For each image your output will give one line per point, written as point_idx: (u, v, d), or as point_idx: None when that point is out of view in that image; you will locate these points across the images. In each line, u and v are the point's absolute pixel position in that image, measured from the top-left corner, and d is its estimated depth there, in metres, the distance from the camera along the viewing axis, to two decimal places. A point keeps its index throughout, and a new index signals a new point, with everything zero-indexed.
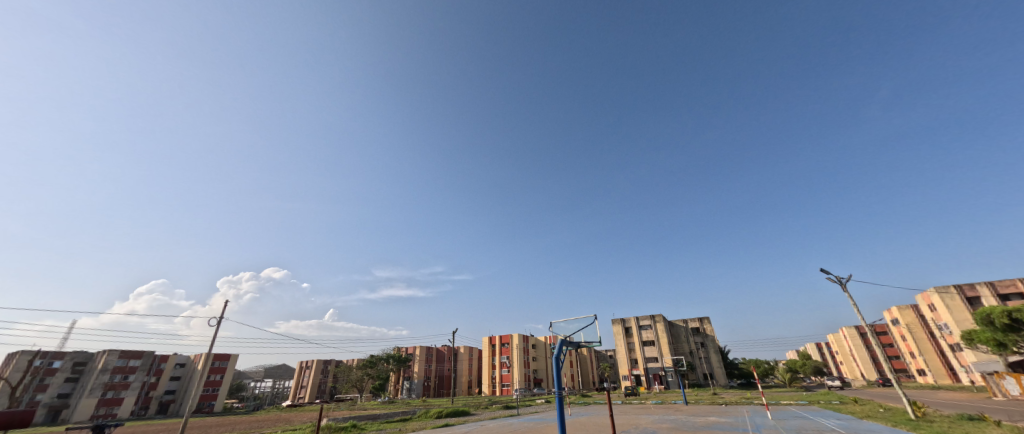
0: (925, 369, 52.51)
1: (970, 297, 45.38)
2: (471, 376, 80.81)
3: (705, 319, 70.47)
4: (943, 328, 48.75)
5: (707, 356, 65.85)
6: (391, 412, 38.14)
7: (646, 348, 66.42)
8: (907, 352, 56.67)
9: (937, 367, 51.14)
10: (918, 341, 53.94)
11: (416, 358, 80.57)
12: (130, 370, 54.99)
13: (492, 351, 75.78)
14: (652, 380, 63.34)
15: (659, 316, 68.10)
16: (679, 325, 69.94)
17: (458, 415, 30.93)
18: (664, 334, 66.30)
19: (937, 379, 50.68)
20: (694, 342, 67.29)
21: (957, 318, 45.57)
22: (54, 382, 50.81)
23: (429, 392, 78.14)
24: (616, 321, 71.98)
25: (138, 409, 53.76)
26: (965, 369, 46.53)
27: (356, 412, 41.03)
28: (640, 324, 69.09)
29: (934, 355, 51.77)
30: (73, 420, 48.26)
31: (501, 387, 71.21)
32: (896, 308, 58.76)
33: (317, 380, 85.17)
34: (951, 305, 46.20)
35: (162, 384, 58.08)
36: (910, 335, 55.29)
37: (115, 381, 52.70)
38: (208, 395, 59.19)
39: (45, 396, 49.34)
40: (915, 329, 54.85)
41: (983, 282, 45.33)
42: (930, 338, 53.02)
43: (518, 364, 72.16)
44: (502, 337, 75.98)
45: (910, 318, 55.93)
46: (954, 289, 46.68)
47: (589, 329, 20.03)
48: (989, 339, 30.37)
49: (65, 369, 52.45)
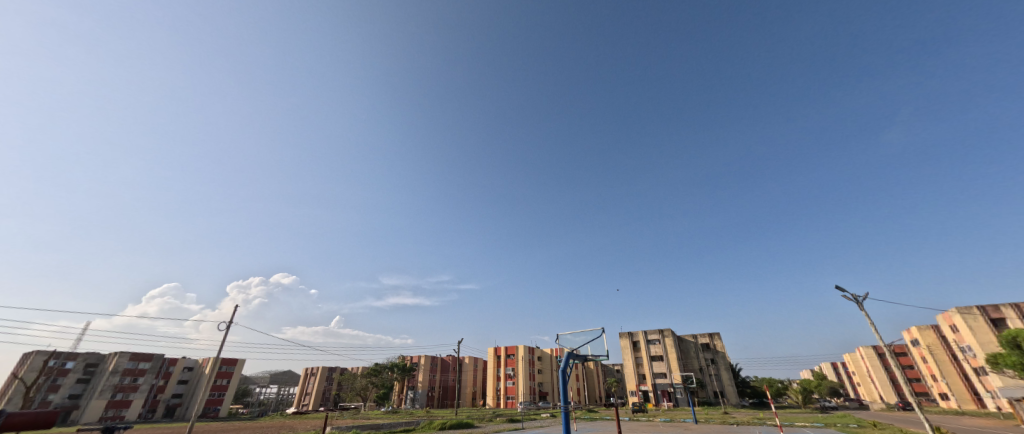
0: (948, 393, 50.37)
1: (994, 319, 43.79)
2: (475, 387, 79.89)
3: (715, 335, 68.58)
4: (966, 351, 47.05)
5: (717, 373, 64.18)
6: (394, 422, 37.24)
7: (655, 364, 65.12)
8: (929, 375, 54.53)
9: (960, 391, 49.04)
10: (940, 363, 51.94)
11: (421, 368, 79.62)
12: (139, 372, 55.46)
13: (498, 362, 74.90)
14: (661, 397, 61.83)
15: (668, 331, 67.07)
16: (689, 340, 68.46)
17: (463, 427, 30.41)
18: (672, 350, 65.04)
19: (962, 404, 48.42)
20: (703, 358, 65.87)
21: (982, 340, 43.88)
22: (66, 383, 51.57)
23: (433, 403, 77.08)
24: (623, 335, 71.00)
25: (145, 412, 54.10)
26: (989, 395, 44.67)
27: (361, 421, 40.98)
28: (648, 338, 68.03)
29: (957, 378, 49.65)
30: (82, 421, 48.77)
31: (506, 400, 70.19)
32: (916, 329, 56.90)
33: (322, 387, 85.10)
34: (974, 327, 44.61)
35: (170, 387, 58.49)
36: (932, 357, 53.30)
37: (124, 383, 53.30)
38: (214, 399, 59.13)
39: (56, 396, 50.21)
40: (936, 350, 52.89)
41: (1007, 304, 43.81)
42: (953, 361, 51.02)
43: (523, 375, 71.33)
44: (508, 348, 75.29)
45: (931, 339, 54.08)
46: (977, 310, 45.10)
47: (596, 342, 19.76)
48: (1016, 363, 29.00)
49: (77, 370, 53.16)
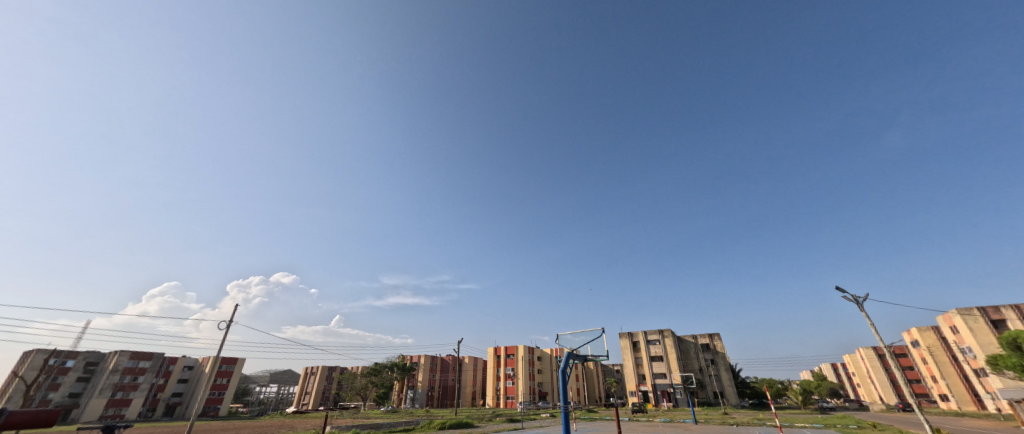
0: (948, 395, 50.30)
1: (995, 320, 43.77)
2: (475, 387, 79.93)
3: (715, 335, 68.56)
4: (966, 352, 47.03)
5: (717, 374, 64.18)
6: (393, 421, 37.27)
7: (655, 364, 65.10)
8: (929, 377, 54.47)
9: (961, 393, 48.99)
10: (939, 365, 51.94)
11: (421, 367, 79.63)
12: (139, 371, 55.52)
13: (498, 362, 74.93)
14: (661, 397, 61.81)
15: (668, 331, 67.08)
16: (689, 341, 68.46)
17: (463, 427, 30.38)
18: (672, 350, 65.03)
19: (962, 405, 48.38)
20: (703, 359, 65.84)
21: (982, 341, 43.83)
22: (66, 381, 51.59)
23: (433, 403, 77.10)
24: (623, 335, 70.98)
25: (145, 411, 54.12)
26: (989, 396, 44.65)
27: (361, 420, 40.89)
28: (648, 338, 68.01)
29: (957, 380, 49.62)
30: (82, 419, 48.80)
31: (506, 400, 70.22)
32: (917, 330, 56.86)
33: (321, 386, 85.13)
34: (975, 328, 44.51)
35: (170, 386, 58.53)
36: (932, 358, 53.27)
37: (124, 382, 53.34)
38: (214, 398, 59.18)
39: (57, 394, 50.24)
40: (937, 352, 52.80)
41: (1008, 305, 43.77)
42: (953, 362, 51.03)
43: (523, 375, 71.32)
44: (508, 348, 75.32)
45: (932, 340, 54.03)
46: (977, 311, 45.05)
47: (596, 343, 19.74)
48: (1015, 364, 29.01)
49: (77, 369, 53.19)
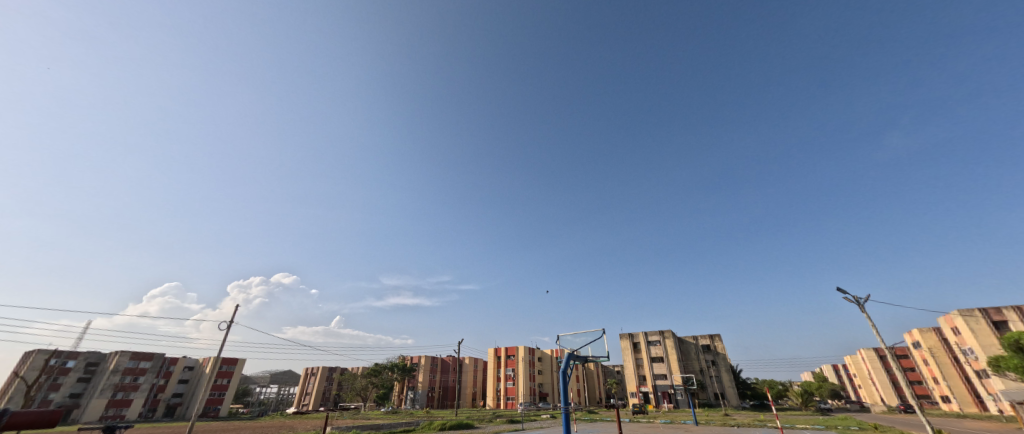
0: (950, 397, 50.16)
1: (997, 321, 43.68)
2: (475, 388, 79.87)
3: (716, 336, 68.42)
4: (968, 353, 46.94)
5: (718, 375, 64.07)
6: (394, 422, 37.41)
7: (655, 365, 65.00)
8: (931, 378, 54.31)
9: (962, 394, 48.89)
10: (941, 366, 51.83)
11: (422, 368, 79.64)
12: (140, 371, 55.59)
13: (498, 363, 74.84)
14: (661, 398, 61.75)
15: (668, 332, 66.96)
16: (690, 342, 68.36)
17: (463, 427, 30.34)
18: (673, 351, 64.92)
19: (963, 407, 48.24)
20: (704, 360, 65.76)
21: (984, 343, 43.75)
22: (67, 382, 51.64)
23: (433, 403, 77.03)
24: (623, 337, 70.85)
25: (145, 412, 54.12)
26: (991, 398, 44.53)
27: (362, 421, 40.88)
28: (649, 339, 67.88)
29: (959, 381, 49.52)
30: (83, 420, 48.83)
31: (506, 400, 70.20)
32: (918, 331, 56.70)
33: (322, 387, 85.15)
34: (977, 330, 44.43)
35: (171, 387, 58.55)
36: (933, 360, 53.13)
37: (125, 382, 53.35)
38: (215, 398, 59.19)
39: (57, 395, 50.28)
40: (938, 354, 52.65)
41: (1009, 307, 43.65)
42: (955, 363, 50.89)
43: (523, 376, 71.28)
44: (508, 349, 75.22)
45: (933, 342, 53.88)
46: (979, 313, 44.94)
47: (596, 344, 19.86)
48: (1017, 366, 28.93)
49: (78, 369, 53.24)
